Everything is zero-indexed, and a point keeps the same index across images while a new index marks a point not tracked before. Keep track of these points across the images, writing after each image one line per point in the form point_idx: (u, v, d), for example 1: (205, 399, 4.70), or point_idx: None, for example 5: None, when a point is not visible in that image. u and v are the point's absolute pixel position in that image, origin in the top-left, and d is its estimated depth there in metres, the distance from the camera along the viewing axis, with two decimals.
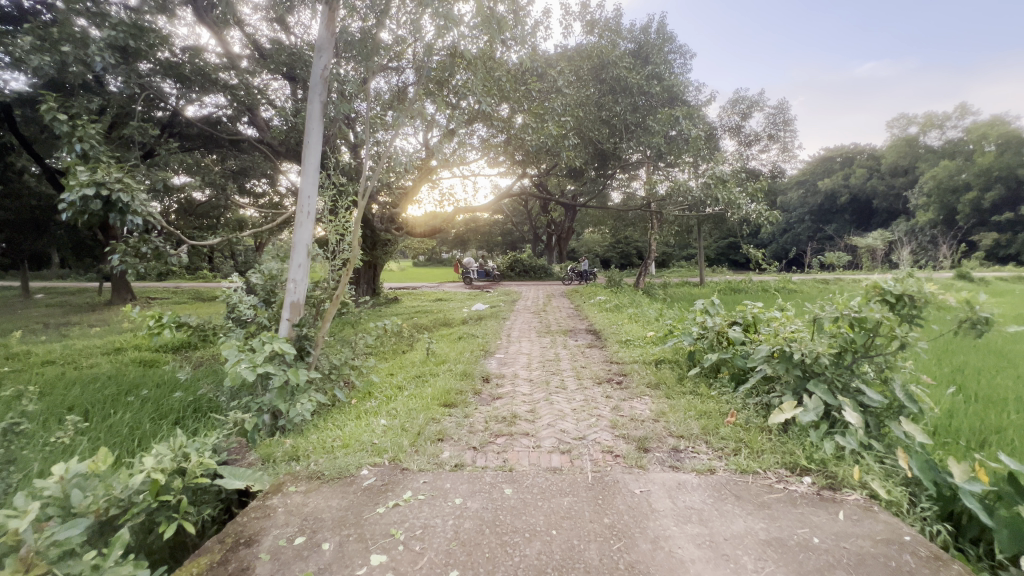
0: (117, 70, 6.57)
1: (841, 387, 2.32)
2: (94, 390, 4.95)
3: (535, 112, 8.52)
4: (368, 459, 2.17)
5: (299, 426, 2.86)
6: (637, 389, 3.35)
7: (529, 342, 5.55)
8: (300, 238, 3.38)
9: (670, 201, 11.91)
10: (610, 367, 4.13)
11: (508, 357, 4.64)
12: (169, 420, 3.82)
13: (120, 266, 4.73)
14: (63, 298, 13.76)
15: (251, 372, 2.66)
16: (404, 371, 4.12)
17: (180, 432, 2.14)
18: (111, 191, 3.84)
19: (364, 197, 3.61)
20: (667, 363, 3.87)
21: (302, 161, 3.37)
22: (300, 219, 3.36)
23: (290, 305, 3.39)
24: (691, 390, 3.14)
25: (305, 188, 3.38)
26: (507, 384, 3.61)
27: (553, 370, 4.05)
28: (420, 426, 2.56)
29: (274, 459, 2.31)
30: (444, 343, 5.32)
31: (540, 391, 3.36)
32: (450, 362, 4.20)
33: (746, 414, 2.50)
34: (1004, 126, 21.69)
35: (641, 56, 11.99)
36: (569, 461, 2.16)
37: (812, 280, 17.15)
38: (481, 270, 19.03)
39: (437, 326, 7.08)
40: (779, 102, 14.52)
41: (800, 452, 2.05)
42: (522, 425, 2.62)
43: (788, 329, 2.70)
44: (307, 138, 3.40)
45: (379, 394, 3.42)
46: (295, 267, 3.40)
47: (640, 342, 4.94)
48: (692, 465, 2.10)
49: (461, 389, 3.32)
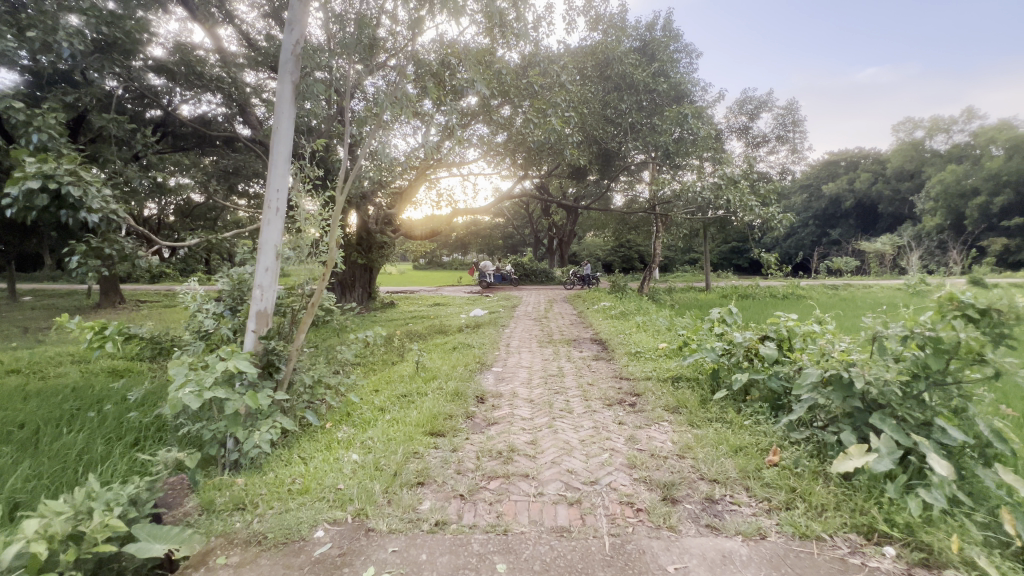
0: (93, 61, 6.13)
1: (913, 423, 1.88)
2: (55, 404, 4.51)
3: (536, 108, 8.08)
4: (326, 515, 1.75)
5: (257, 460, 2.42)
6: (654, 414, 2.91)
7: (529, 353, 5.10)
8: (267, 239, 2.94)
9: (676, 204, 11.50)
10: (621, 385, 3.69)
11: (506, 372, 4.19)
12: (124, 444, 3.36)
13: (81, 269, 4.29)
14: (51, 300, 13.33)
15: (196, 400, 2.22)
16: (390, 389, 3.68)
17: (91, 480, 1.70)
18: (60, 184, 3.42)
19: (344, 193, 3.18)
20: (686, 382, 3.42)
21: (271, 149, 2.94)
22: (267, 216, 2.93)
23: (256, 314, 2.97)
24: (718, 417, 2.71)
25: (273, 181, 2.94)
26: (505, 405, 3.18)
27: (557, 387, 3.61)
28: (397, 466, 2.12)
29: (215, 509, 1.87)
30: (436, 354, 4.88)
31: (544, 415, 2.93)
32: (441, 377, 3.76)
33: (793, 453, 2.06)
34: (1012, 130, 21.19)
35: (646, 54, 11.59)
36: (579, 518, 1.73)
37: (820, 286, 16.67)
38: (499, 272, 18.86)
39: (432, 334, 6.65)
40: (788, 102, 14.07)
41: (875, 512, 1.61)
42: (521, 463, 2.18)
43: (839, 349, 2.26)
44: (276, 124, 2.97)
45: (357, 418, 2.98)
46: (262, 271, 2.97)
47: (651, 356, 4.50)
48: (735, 524, 1.67)
49: (450, 414, 2.88)
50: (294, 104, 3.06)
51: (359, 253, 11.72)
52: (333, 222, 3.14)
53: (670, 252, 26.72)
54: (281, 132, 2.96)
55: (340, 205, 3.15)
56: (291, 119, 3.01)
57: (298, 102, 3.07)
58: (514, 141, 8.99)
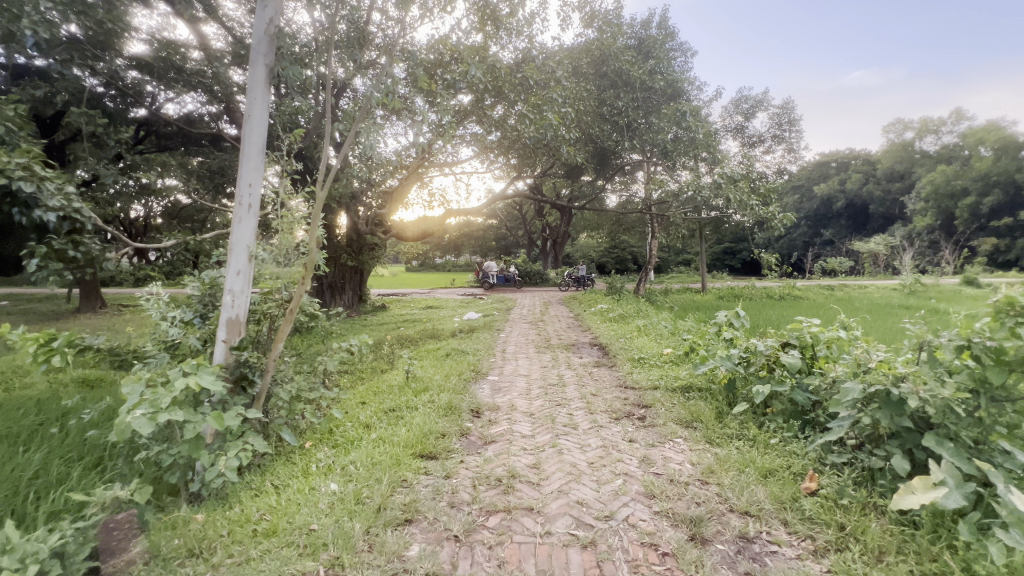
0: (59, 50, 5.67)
1: (973, 447, 1.64)
2: (15, 418, 4.11)
3: (532, 103, 7.81)
4: (295, 566, 1.48)
5: (222, 491, 2.13)
6: (667, 430, 2.67)
7: (526, 359, 4.83)
8: (238, 240, 2.64)
9: (673, 203, 11.30)
10: (626, 395, 3.42)
11: (502, 381, 3.92)
12: (82, 465, 3.04)
13: (42, 274, 3.95)
14: (28, 305, 12.79)
15: (150, 423, 1.94)
16: (377, 401, 3.40)
17: (7, 528, 1.41)
18: (9, 179, 3.12)
19: (326, 189, 2.88)
20: (697, 392, 3.19)
21: (243, 139, 2.64)
22: (238, 214, 2.63)
23: (227, 322, 2.68)
24: (739, 434, 2.46)
25: (245, 174, 2.65)
26: (502, 420, 2.91)
27: (558, 399, 3.34)
28: (380, 499, 1.85)
29: (164, 558, 1.58)
30: (428, 362, 4.60)
31: (547, 432, 2.66)
32: (433, 388, 3.49)
33: (834, 480, 1.80)
34: (1000, 131, 21.36)
35: (641, 52, 11.37)
36: (595, 565, 1.47)
37: (815, 286, 16.59)
38: (504, 273, 18.80)
39: (424, 339, 6.35)
40: (784, 102, 13.94)
41: (945, 558, 1.37)
42: (524, 493, 1.91)
43: (879, 359, 2.02)
44: (248, 111, 2.67)
45: (340, 436, 2.70)
46: (232, 275, 2.67)
47: (656, 362, 4.25)
48: (781, 571, 1.41)
49: (443, 432, 2.61)
50: (269, 89, 2.76)
51: (349, 255, 11.41)
52: (314, 220, 2.85)
53: (664, 253, 26.62)
54: (254, 120, 2.66)
55: (322, 203, 2.85)
56: (266, 106, 2.71)
57: (274, 87, 2.77)
58: (508, 140, 8.74)
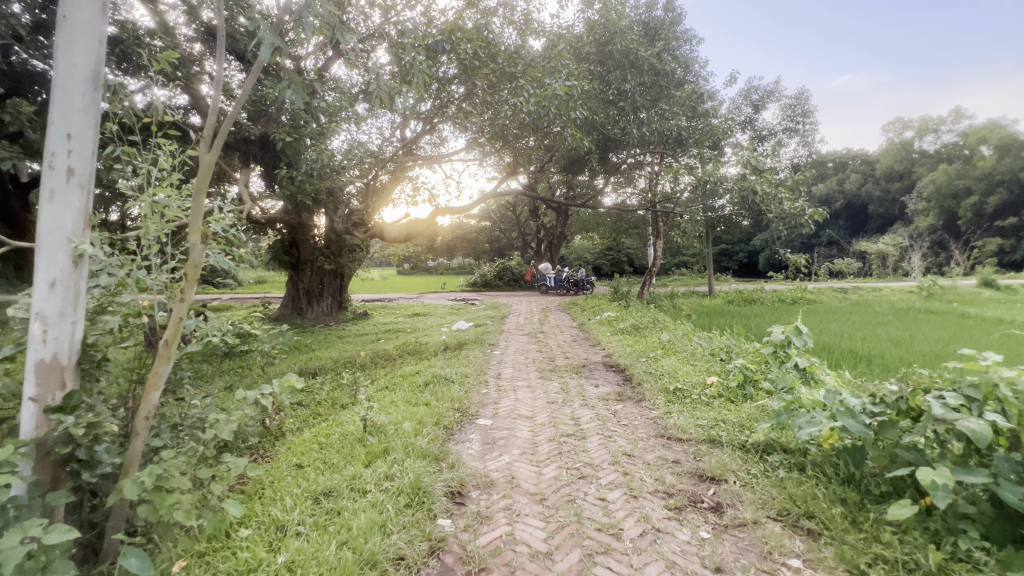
0: None
1: None
2: None
3: (528, 78, 6.68)
4: None
5: None
6: (768, 538, 1.64)
7: (528, 390, 3.76)
8: (49, 232, 1.56)
9: (680, 200, 10.28)
10: (676, 458, 2.38)
11: (497, 429, 2.84)
12: None
13: None
14: None
15: None
16: (315, 470, 2.32)
17: None
18: None
19: (213, 147, 1.79)
20: (786, 461, 2.15)
21: (56, 57, 1.55)
22: (46, 184, 1.54)
23: (35, 368, 1.59)
24: (908, 562, 1.45)
25: (55, 117, 1.55)
26: (500, 516, 1.85)
27: (580, 465, 2.28)
28: None
29: None
30: (399, 395, 3.52)
31: (575, 550, 1.61)
32: (395, 447, 2.40)
33: None
34: (1003, 130, 20.75)
35: (646, 34, 10.33)
36: None
37: (826, 290, 15.55)
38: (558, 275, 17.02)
39: (402, 359, 5.24)
40: (797, 92, 13.03)
41: None
42: None
43: None
44: (66, 11, 1.57)
45: (231, 559, 1.63)
46: (43, 286, 1.57)
47: (700, 399, 3.18)
48: None
49: (400, 558, 1.56)
50: None
51: (327, 257, 10.23)
52: (195, 200, 1.77)
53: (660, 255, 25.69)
54: (78, 30, 1.57)
55: (206, 170, 1.76)
56: (98, 4, 1.61)
57: None
58: (500, 127, 7.72)
